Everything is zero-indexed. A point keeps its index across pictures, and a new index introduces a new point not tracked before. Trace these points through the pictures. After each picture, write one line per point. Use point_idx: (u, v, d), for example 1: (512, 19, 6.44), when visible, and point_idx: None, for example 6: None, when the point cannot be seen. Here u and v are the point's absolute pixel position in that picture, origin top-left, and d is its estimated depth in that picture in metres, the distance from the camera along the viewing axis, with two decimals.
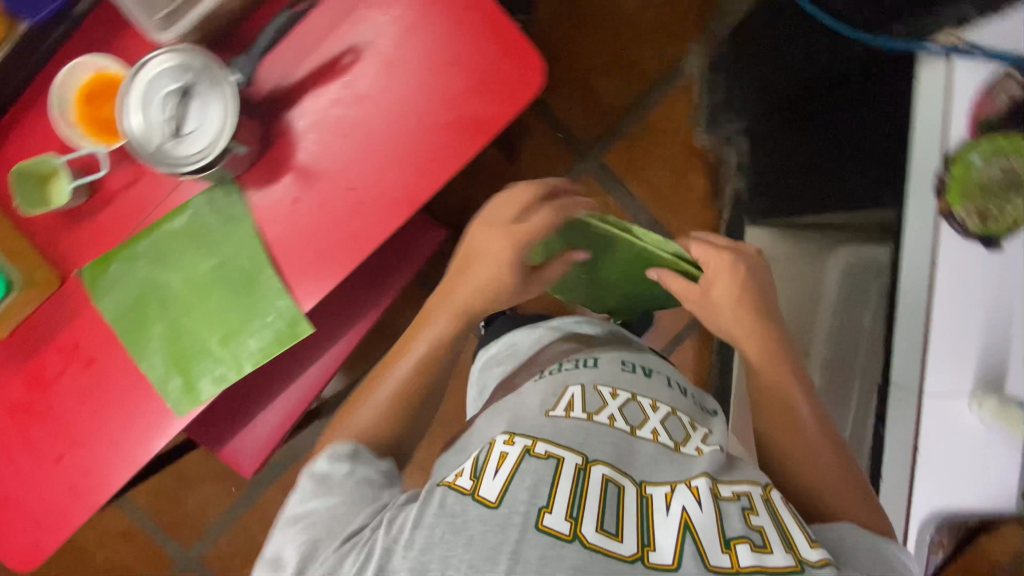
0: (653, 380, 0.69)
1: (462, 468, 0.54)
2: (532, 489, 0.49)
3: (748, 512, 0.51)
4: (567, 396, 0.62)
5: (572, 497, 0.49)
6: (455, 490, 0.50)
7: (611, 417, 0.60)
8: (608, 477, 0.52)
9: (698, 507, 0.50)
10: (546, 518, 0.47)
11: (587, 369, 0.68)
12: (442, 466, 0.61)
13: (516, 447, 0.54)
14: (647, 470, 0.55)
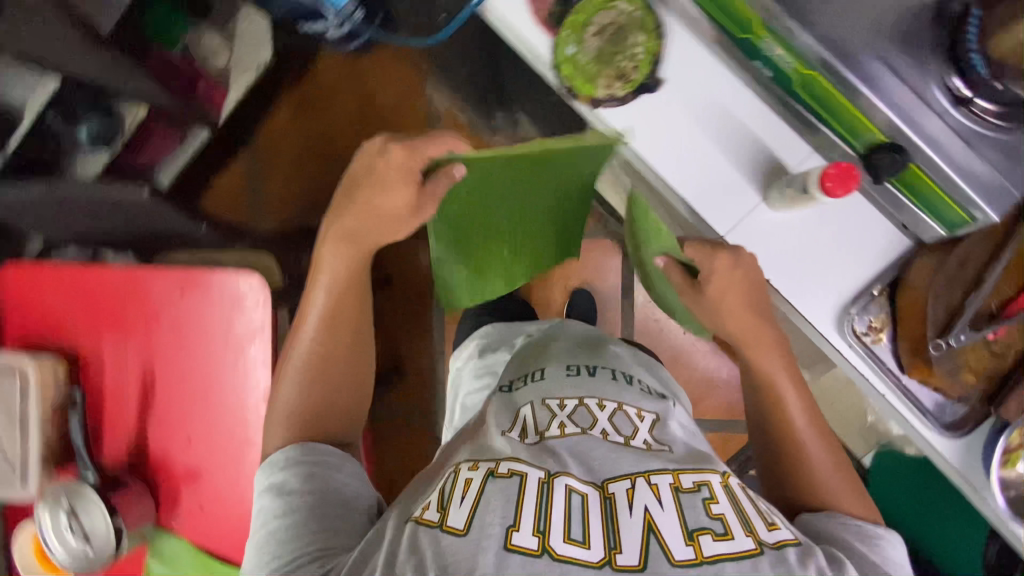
0: (601, 378, 0.71)
1: (430, 501, 0.56)
2: (501, 510, 0.52)
3: (709, 502, 0.55)
4: (520, 421, 0.66)
5: (540, 512, 0.52)
6: (423, 522, 0.52)
7: (603, 432, 0.63)
8: (571, 488, 0.54)
9: (659, 506, 0.53)
10: (514, 536, 0.50)
11: (559, 377, 0.71)
12: (409, 499, 0.61)
13: (481, 472, 0.56)
14: (611, 470, 0.58)
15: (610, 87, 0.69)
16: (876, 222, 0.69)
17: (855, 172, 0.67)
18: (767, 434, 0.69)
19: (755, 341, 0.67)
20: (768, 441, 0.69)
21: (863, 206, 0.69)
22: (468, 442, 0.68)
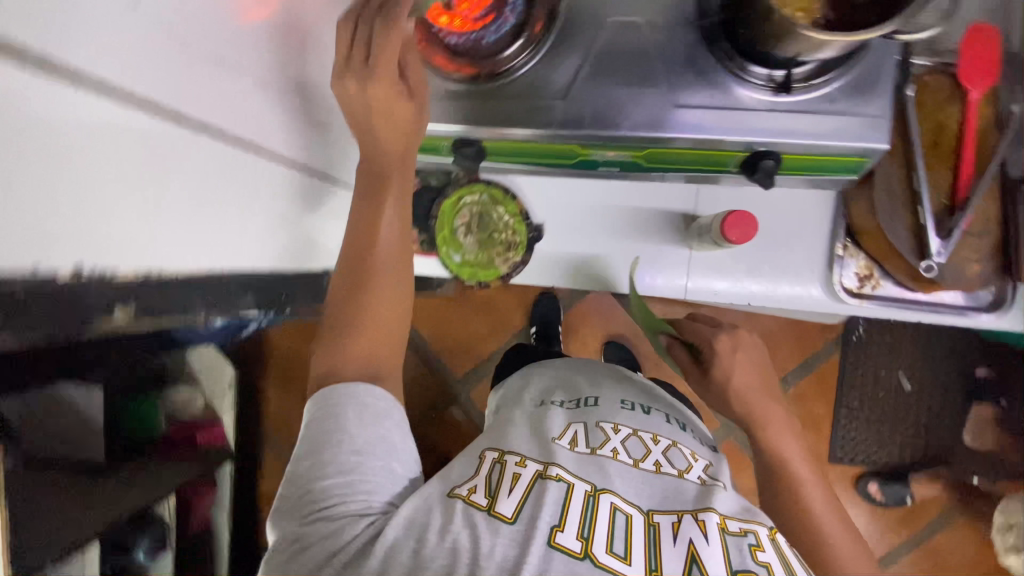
0: (653, 418, 0.65)
1: (475, 483, 0.54)
2: (548, 508, 0.49)
3: (755, 549, 0.49)
4: (569, 432, 0.61)
5: (584, 520, 0.49)
6: (471, 504, 0.50)
7: (613, 451, 0.57)
8: (616, 507, 0.51)
9: (705, 541, 0.48)
10: (557, 537, 0.47)
11: (641, 415, 0.64)
12: (445, 470, 0.57)
13: (529, 470, 0.53)
14: (656, 498, 0.53)
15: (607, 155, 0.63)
16: (803, 268, 0.67)
17: (777, 224, 0.67)
18: (775, 506, 0.60)
19: (771, 426, 0.63)
20: (768, 493, 0.60)
21: (792, 242, 0.67)
22: (502, 436, 0.62)
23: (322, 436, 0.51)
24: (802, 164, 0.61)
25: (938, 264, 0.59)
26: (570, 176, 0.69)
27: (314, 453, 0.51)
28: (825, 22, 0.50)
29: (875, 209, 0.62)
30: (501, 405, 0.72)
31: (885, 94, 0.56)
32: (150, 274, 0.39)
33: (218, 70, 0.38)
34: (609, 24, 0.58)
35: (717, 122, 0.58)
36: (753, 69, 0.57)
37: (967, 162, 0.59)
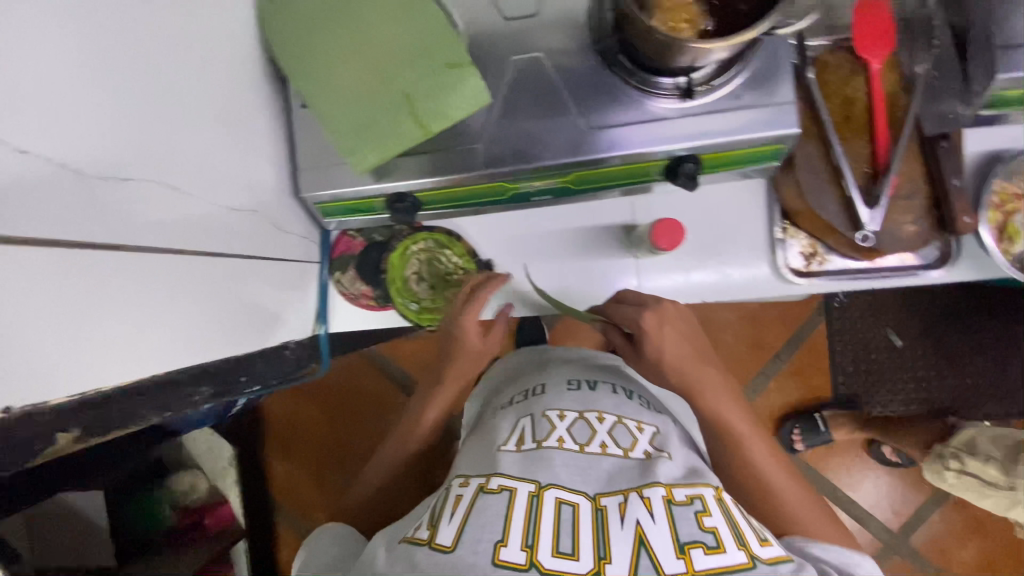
0: (600, 394, 0.67)
1: (423, 520, 0.57)
2: (489, 526, 0.52)
3: (701, 515, 0.53)
4: (517, 431, 0.63)
5: (528, 527, 0.51)
6: (415, 543, 0.53)
7: (559, 440, 0.60)
8: (561, 500, 0.54)
9: (651, 520, 0.52)
10: (501, 554, 0.49)
11: (588, 392, 0.67)
12: (397, 524, 0.63)
13: (471, 489, 0.57)
14: (602, 483, 0.57)
15: (533, 184, 0.64)
16: (749, 255, 0.68)
17: (716, 219, 0.68)
18: (719, 449, 0.65)
19: (707, 389, 0.63)
20: (716, 444, 0.65)
21: (734, 233, 0.68)
22: (463, 458, 0.66)
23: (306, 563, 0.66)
24: (723, 161, 0.62)
25: (874, 232, 0.61)
26: (508, 211, 0.71)
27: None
28: (709, 30, 0.53)
29: (803, 188, 0.62)
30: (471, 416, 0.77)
31: (783, 82, 0.58)
32: (87, 392, 0.40)
33: (112, 186, 0.39)
34: (512, 64, 0.61)
35: (631, 137, 0.60)
36: (658, 83, 0.59)
37: (880, 130, 0.60)
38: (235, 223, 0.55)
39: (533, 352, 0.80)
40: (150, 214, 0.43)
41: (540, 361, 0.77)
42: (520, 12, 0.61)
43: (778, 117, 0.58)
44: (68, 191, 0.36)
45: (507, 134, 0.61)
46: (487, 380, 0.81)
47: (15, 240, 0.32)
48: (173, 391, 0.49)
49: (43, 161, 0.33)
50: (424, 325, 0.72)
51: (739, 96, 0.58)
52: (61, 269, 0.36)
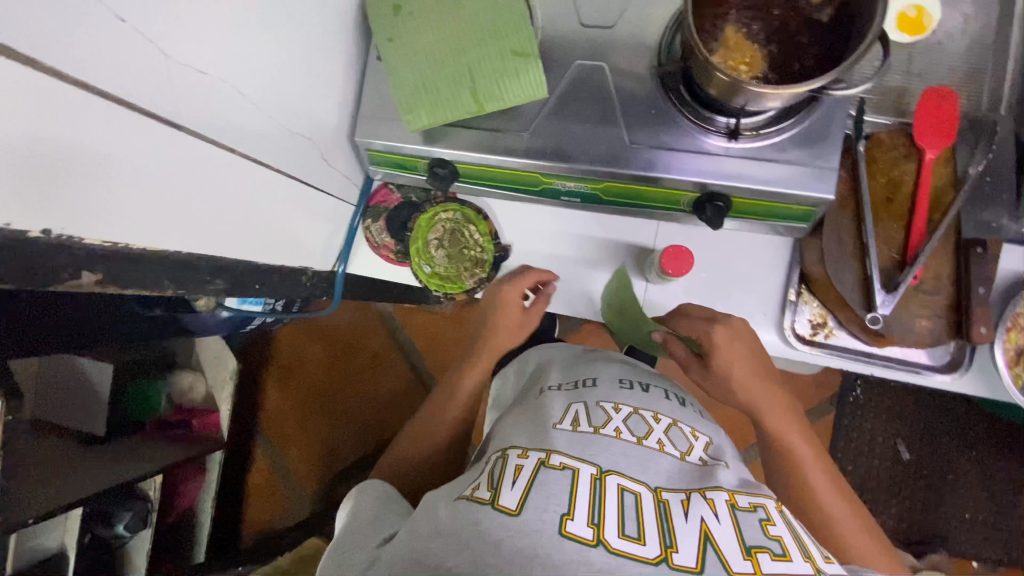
0: (652, 396, 0.77)
1: (479, 483, 0.65)
2: (556, 500, 0.58)
3: (765, 523, 0.60)
4: (570, 414, 0.72)
5: (594, 507, 0.58)
6: (477, 502, 0.60)
7: (616, 430, 0.69)
8: (623, 487, 0.61)
9: (715, 518, 0.59)
10: (569, 526, 0.56)
11: (633, 394, 0.77)
12: (452, 485, 0.70)
13: (532, 461, 0.64)
14: (661, 479, 0.64)
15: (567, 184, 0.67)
16: (755, 307, 0.68)
17: (733, 264, 0.68)
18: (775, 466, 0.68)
19: (767, 412, 0.66)
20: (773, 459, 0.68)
21: (746, 283, 0.68)
22: (512, 429, 0.75)
23: (358, 509, 0.72)
24: (752, 209, 0.63)
25: (883, 316, 0.59)
26: (538, 204, 0.73)
27: (354, 522, 0.70)
28: (767, 78, 0.54)
29: (823, 256, 0.62)
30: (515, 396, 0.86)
31: (831, 146, 0.58)
32: (118, 243, 0.45)
33: (190, 76, 0.44)
34: (577, 66, 0.64)
35: (669, 163, 0.62)
36: (712, 119, 0.61)
37: (919, 219, 0.59)
38: (290, 145, 0.60)
39: (578, 354, 0.91)
40: (217, 111, 0.48)
41: (583, 361, 0.87)
42: (598, 22, 0.64)
43: (816, 178, 0.58)
44: (153, 67, 0.41)
45: (554, 129, 0.64)
46: (540, 361, 0.90)
47: (98, 93, 0.37)
48: (190, 272, 0.54)
49: (138, 35, 0.39)
50: (431, 289, 0.75)
51: (784, 149, 0.59)
52: (130, 130, 0.41)
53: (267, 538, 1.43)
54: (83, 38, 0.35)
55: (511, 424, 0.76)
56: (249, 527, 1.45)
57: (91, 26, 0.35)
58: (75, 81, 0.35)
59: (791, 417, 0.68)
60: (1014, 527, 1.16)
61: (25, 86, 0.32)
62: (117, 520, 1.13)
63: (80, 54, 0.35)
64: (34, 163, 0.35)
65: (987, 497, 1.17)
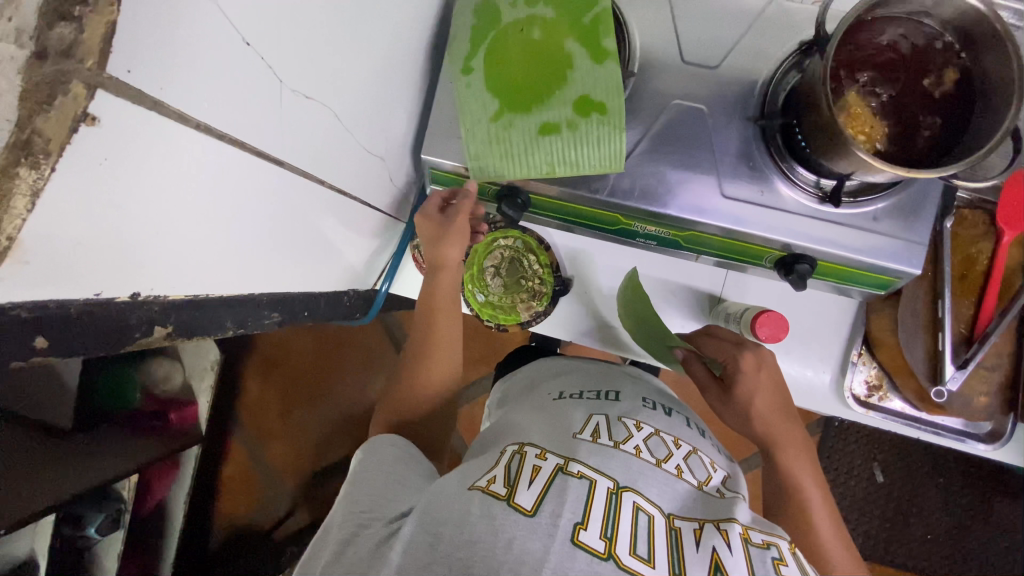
0: (677, 421, 0.67)
1: (494, 474, 0.55)
2: (570, 505, 0.50)
3: (778, 563, 0.51)
4: (591, 425, 0.61)
5: (607, 519, 0.50)
6: (489, 495, 0.51)
7: (637, 448, 0.58)
8: (638, 507, 0.52)
9: (728, 550, 0.50)
10: (581, 536, 0.47)
11: (661, 416, 0.66)
12: (465, 466, 0.60)
13: (550, 464, 0.55)
14: (677, 504, 0.54)
15: (646, 227, 0.64)
16: (818, 365, 0.68)
17: (802, 320, 0.68)
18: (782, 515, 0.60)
19: (786, 443, 0.61)
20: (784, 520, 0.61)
21: (810, 340, 0.68)
22: (523, 426, 0.64)
23: (373, 463, 0.61)
24: (834, 273, 0.62)
25: (949, 390, 0.62)
26: (604, 239, 0.69)
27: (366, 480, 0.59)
28: (881, 151, 0.51)
29: (897, 325, 0.63)
30: (518, 399, 0.73)
31: (926, 220, 0.58)
32: (196, 295, 0.38)
33: (298, 103, 0.37)
34: (672, 106, 0.60)
35: (760, 217, 0.59)
36: (808, 178, 0.59)
37: (989, 300, 0.61)
38: (366, 165, 0.53)
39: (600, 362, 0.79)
40: (315, 141, 0.41)
41: (604, 370, 0.75)
42: (701, 61, 0.60)
43: (906, 252, 0.58)
44: (270, 96, 0.34)
45: (644, 171, 0.60)
46: (545, 367, 0.78)
47: (217, 135, 0.30)
48: (252, 310, 0.47)
49: (260, 61, 0.31)
50: (482, 319, 0.71)
51: (876, 217, 0.58)
52: (235, 171, 0.34)
53: (239, 537, 1.34)
54: (215, 72, 0.28)
55: (515, 422, 0.65)
56: (219, 526, 1.34)
57: (223, 58, 0.28)
58: (197, 122, 0.28)
59: (805, 454, 0.63)
60: (969, 550, 1.26)
61: (143, 133, 0.26)
62: (88, 523, 1.04)
63: (206, 87, 0.28)
64: (137, 218, 0.28)
65: (946, 519, 1.27)
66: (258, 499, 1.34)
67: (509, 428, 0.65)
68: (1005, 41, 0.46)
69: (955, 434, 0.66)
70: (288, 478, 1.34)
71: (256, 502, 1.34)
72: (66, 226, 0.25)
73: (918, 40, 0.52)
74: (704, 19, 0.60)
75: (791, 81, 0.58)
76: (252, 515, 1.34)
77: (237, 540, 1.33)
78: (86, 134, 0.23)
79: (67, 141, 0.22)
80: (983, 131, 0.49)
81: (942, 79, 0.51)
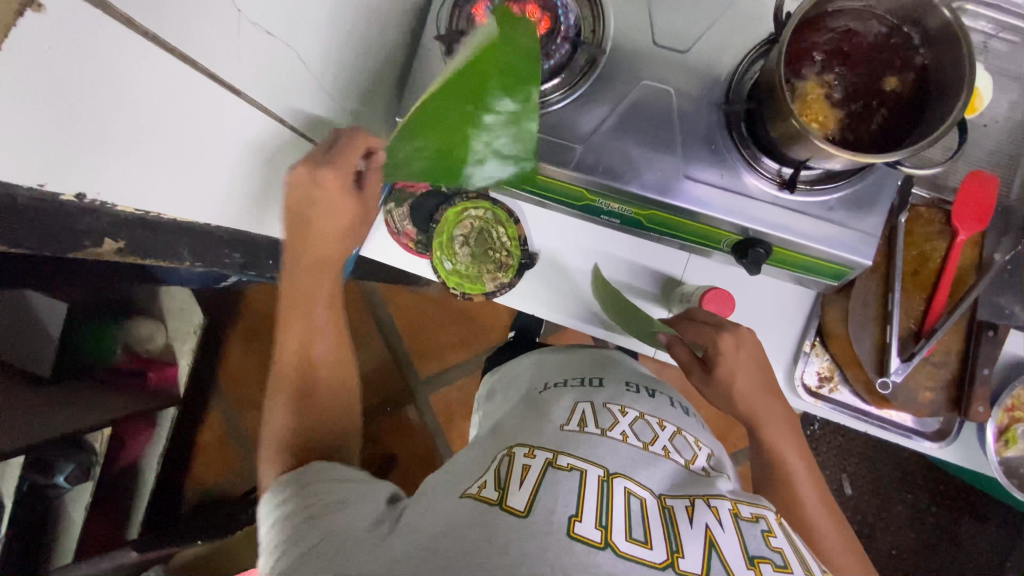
0: (659, 402, 0.68)
1: (484, 479, 0.53)
2: (563, 498, 0.48)
3: (768, 535, 0.51)
4: (577, 414, 0.61)
5: (601, 507, 0.48)
6: (482, 502, 0.48)
7: (623, 434, 0.59)
8: (629, 491, 0.51)
9: (720, 526, 0.50)
10: (577, 528, 0.45)
11: (647, 400, 0.67)
12: (453, 471, 0.58)
13: (539, 460, 0.53)
14: (666, 484, 0.55)
15: (612, 205, 0.65)
16: (774, 353, 0.69)
17: (761, 308, 0.69)
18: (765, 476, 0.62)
19: (769, 424, 0.62)
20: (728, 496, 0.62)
21: (766, 328, 0.69)
22: (512, 424, 0.63)
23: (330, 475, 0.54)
24: (790, 260, 0.63)
25: (894, 382, 0.63)
26: (572, 216, 0.71)
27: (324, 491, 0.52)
28: (837, 141, 0.53)
29: (847, 316, 0.64)
30: (509, 392, 0.74)
31: (881, 212, 0.59)
32: (148, 213, 0.40)
33: (259, 36, 0.39)
34: (641, 87, 0.62)
35: (720, 201, 0.61)
36: (768, 165, 0.60)
37: (940, 296, 0.62)
38: (336, 120, 0.55)
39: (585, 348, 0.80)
40: (276, 78, 0.43)
41: (589, 356, 0.76)
42: (672, 45, 0.62)
43: (858, 243, 0.59)
44: (226, 21, 0.35)
45: (614, 150, 0.62)
46: (536, 355, 0.79)
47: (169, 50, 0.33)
48: (209, 244, 0.49)
49: None
50: (449, 286, 0.73)
51: (830, 207, 0.60)
52: (189, 91, 0.36)
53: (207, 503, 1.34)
54: None
55: (504, 423, 0.64)
56: (190, 489, 1.35)
57: None
58: (146, 32, 0.30)
59: (787, 430, 0.63)
60: (932, 567, 1.27)
61: (91, 30, 0.28)
62: (58, 471, 1.06)
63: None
64: (91, 118, 0.31)
65: (912, 535, 1.27)
66: (230, 465, 1.35)
67: (497, 430, 0.64)
68: (957, 36, 0.48)
69: (901, 429, 0.67)
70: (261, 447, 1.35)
71: (228, 469, 1.35)
72: (9, 113, 0.27)
73: (876, 32, 0.53)
74: (677, 6, 0.62)
75: (757, 71, 0.61)
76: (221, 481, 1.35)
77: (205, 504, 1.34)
78: (33, 19, 0.25)
79: (12, 23, 0.24)
80: (933, 119, 0.51)
81: (902, 75, 0.53)
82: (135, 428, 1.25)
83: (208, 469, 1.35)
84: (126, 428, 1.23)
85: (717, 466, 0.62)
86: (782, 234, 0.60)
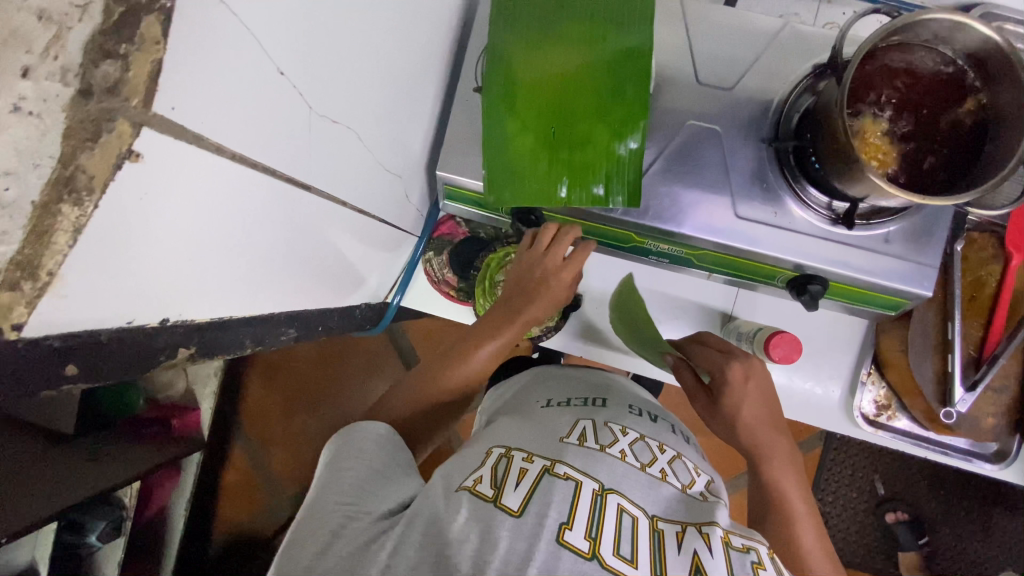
0: (661, 427, 0.65)
1: (480, 474, 0.53)
2: (556, 506, 0.48)
3: (758, 567, 0.49)
4: (577, 429, 0.60)
5: (592, 519, 0.48)
6: (477, 496, 0.50)
7: (622, 452, 0.57)
8: (623, 508, 0.50)
9: (709, 553, 0.48)
10: (566, 535, 0.46)
11: (647, 423, 0.64)
12: (449, 464, 0.58)
13: (536, 466, 0.53)
14: (660, 506, 0.52)
15: (662, 245, 0.64)
16: (827, 383, 0.68)
17: (814, 339, 0.68)
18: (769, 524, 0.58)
19: (775, 460, 0.60)
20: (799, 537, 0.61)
21: (821, 359, 0.68)
22: (506, 425, 0.62)
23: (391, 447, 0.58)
24: (845, 293, 0.63)
25: (960, 411, 0.63)
26: (618, 257, 0.70)
27: (370, 439, 0.57)
28: (896, 177, 0.52)
29: (908, 346, 0.63)
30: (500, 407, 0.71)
31: (939, 243, 0.58)
32: (218, 317, 0.38)
33: (323, 126, 0.37)
34: (687, 127, 0.60)
35: (772, 238, 0.59)
36: (821, 200, 0.59)
37: (998, 322, 0.61)
38: (384, 184, 0.53)
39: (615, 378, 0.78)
40: (335, 162, 0.41)
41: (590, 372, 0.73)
42: (716, 81, 0.61)
43: (918, 276, 0.58)
44: (297, 120, 0.34)
45: (663, 193, 0.60)
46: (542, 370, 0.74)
47: (252, 164, 0.31)
48: (270, 328, 0.47)
49: (288, 85, 0.31)
50: None
51: (887, 237, 0.58)
52: (263, 194, 0.34)
53: (237, 547, 1.31)
54: (245, 100, 0.28)
55: (498, 425, 0.63)
56: (219, 533, 1.32)
57: (248, 86, 0.28)
58: (232, 153, 0.29)
59: (794, 472, 0.60)
60: (970, 562, 1.27)
61: (187, 163, 0.26)
62: (89, 531, 1.03)
63: (236, 119, 0.28)
64: (172, 243, 0.28)
65: (947, 533, 1.27)
66: (258, 506, 1.32)
67: (491, 429, 0.63)
68: (1014, 69, 0.48)
69: (963, 455, 0.67)
70: (290, 487, 1.32)
71: (257, 511, 1.32)
72: (102, 258, 0.25)
73: (932, 65, 0.52)
74: (719, 39, 0.61)
75: (805, 104, 0.59)
76: (250, 523, 1.32)
77: (236, 547, 1.31)
78: (131, 170, 0.23)
79: (110, 177, 0.22)
80: (996, 154, 0.50)
81: (958, 108, 0.52)
82: (162, 478, 1.22)
83: (236, 512, 1.32)
84: (154, 478, 1.21)
85: (716, 492, 0.59)
86: (838, 268, 0.59)
